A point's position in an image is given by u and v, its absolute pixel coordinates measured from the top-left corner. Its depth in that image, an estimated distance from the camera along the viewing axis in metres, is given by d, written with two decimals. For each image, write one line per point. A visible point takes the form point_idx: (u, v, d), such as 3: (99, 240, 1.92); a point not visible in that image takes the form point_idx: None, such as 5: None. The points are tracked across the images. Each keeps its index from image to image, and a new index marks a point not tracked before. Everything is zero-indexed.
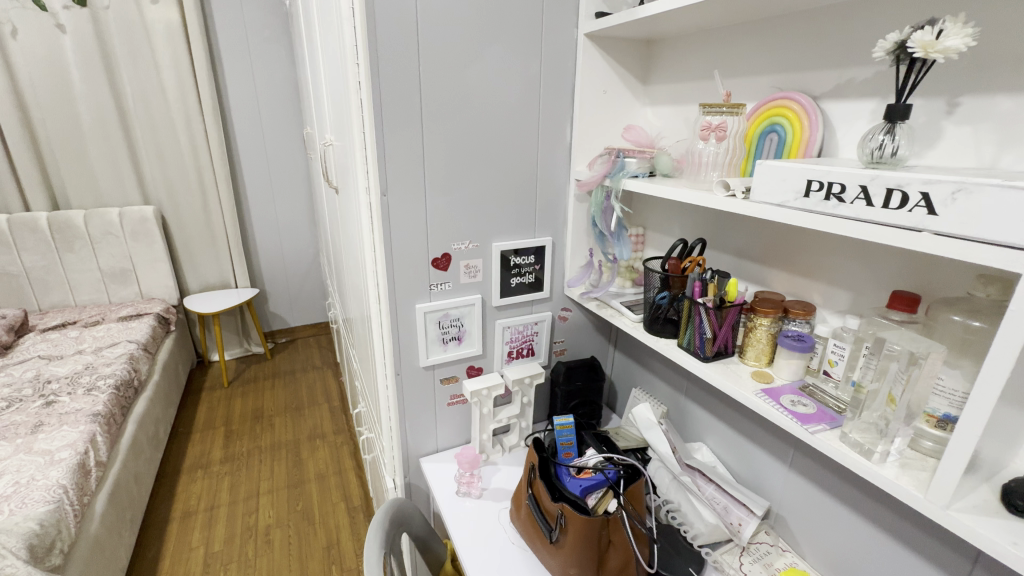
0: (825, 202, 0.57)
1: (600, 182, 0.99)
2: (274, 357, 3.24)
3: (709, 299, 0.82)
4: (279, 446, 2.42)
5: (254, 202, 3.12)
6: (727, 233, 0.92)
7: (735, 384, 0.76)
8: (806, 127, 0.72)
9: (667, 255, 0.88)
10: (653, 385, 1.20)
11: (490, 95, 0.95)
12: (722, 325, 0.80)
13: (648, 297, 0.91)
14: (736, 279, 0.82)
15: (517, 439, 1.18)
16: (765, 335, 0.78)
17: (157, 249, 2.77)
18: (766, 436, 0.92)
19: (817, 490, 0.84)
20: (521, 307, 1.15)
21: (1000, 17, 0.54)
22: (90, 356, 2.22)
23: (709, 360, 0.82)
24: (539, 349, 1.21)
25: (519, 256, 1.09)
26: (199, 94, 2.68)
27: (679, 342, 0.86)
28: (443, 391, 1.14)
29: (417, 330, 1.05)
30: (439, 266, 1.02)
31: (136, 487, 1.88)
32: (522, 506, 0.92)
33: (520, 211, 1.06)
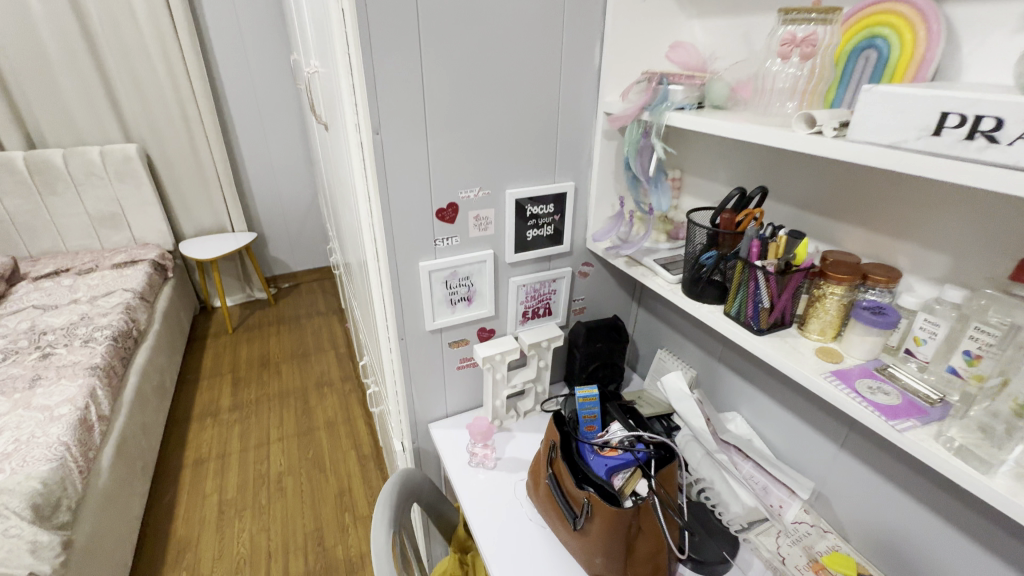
0: (965, 143, 0.43)
1: (638, 117, 0.81)
2: (278, 303, 3.17)
3: (770, 262, 0.67)
4: (287, 393, 2.40)
5: (244, 138, 2.91)
6: (788, 179, 0.77)
7: (797, 364, 0.64)
8: (919, 38, 0.55)
9: (720, 207, 0.72)
10: (681, 348, 1.09)
11: (504, 7, 0.76)
12: (782, 294, 0.68)
13: (691, 256, 0.78)
14: (807, 240, 0.67)
15: (532, 404, 1.10)
16: (835, 306, 0.66)
17: (145, 191, 2.61)
18: (815, 413, 0.82)
19: (874, 474, 0.76)
20: (538, 263, 1.02)
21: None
22: (85, 306, 2.15)
23: (763, 333, 0.70)
24: (557, 308, 1.10)
25: (537, 205, 0.95)
26: (172, 15, 2.40)
27: (726, 310, 0.74)
28: (452, 355, 1.04)
29: (421, 290, 0.93)
30: (445, 219, 0.89)
31: (144, 437, 1.86)
32: (541, 484, 0.84)
33: (539, 151, 0.90)
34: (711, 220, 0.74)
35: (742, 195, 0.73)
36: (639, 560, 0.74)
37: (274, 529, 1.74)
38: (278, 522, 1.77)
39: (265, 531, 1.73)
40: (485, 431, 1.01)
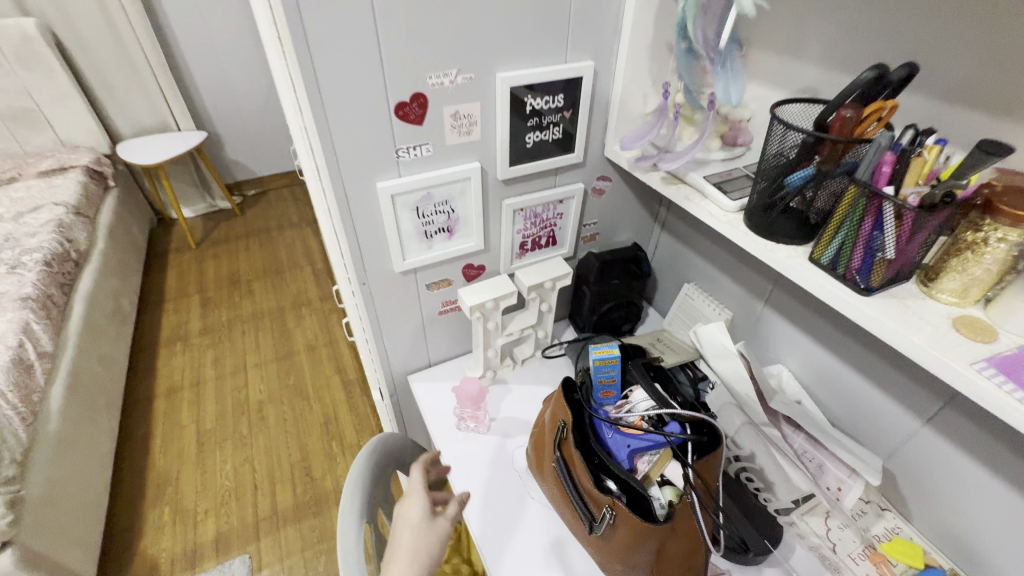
0: None
1: None
2: (244, 213, 2.87)
3: (913, 194, 0.43)
4: (262, 314, 2.22)
5: (173, 11, 2.38)
6: (934, 48, 0.49)
7: (932, 346, 0.44)
8: None
9: (836, 102, 0.45)
10: (714, 284, 0.89)
11: None
12: (914, 238, 0.45)
13: (768, 172, 0.54)
14: (982, 169, 0.40)
15: (532, 350, 0.92)
16: (997, 259, 0.43)
17: (60, 80, 2.17)
18: (895, 381, 0.64)
19: (967, 459, 0.60)
20: (540, 179, 0.77)
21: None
22: (10, 224, 1.85)
23: (871, 291, 0.49)
24: (563, 235, 0.87)
25: (541, 98, 0.67)
26: None
27: (815, 256, 0.52)
28: (432, 299, 0.83)
29: (384, 222, 0.69)
30: (410, 119, 0.61)
31: (104, 370, 1.70)
32: (545, 463, 0.68)
33: (544, 12, 0.61)
34: (818, 120, 0.46)
35: (878, 78, 0.43)
36: (670, 564, 0.59)
37: (259, 460, 1.66)
38: (262, 452, 1.68)
39: (248, 463, 1.65)
40: (474, 399, 0.81)
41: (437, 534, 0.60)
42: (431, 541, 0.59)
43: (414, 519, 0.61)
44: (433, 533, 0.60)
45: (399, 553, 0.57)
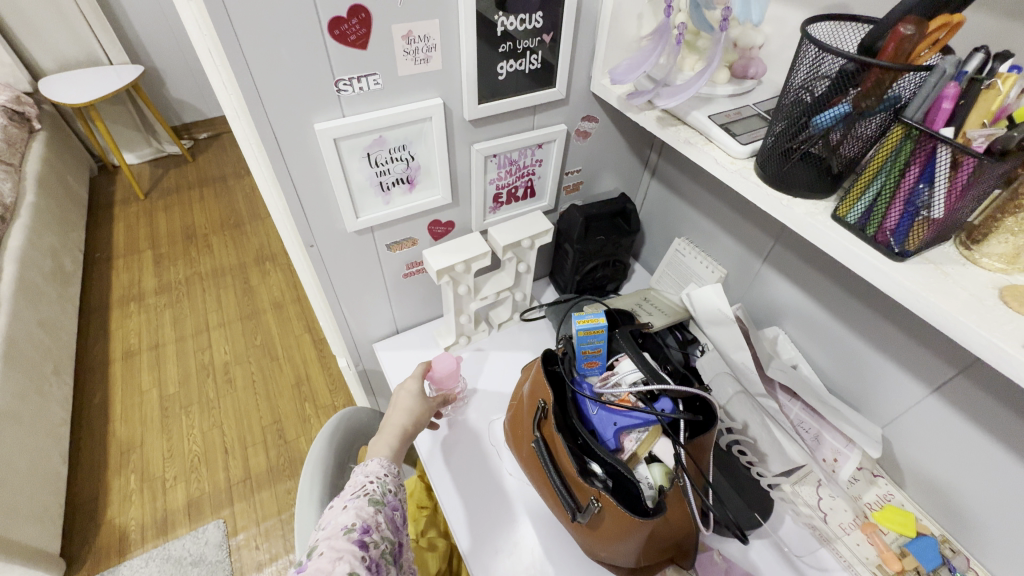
0: None
1: None
2: (197, 159, 2.63)
3: (982, 136, 0.35)
4: (223, 271, 2.08)
5: None
6: None
7: (981, 325, 0.37)
8: None
9: (896, 15, 0.35)
10: (709, 239, 0.81)
11: None
12: (970, 192, 0.37)
13: (791, 110, 0.44)
14: None
15: (510, 314, 0.85)
16: None
17: None
18: (903, 348, 0.59)
19: (972, 432, 0.55)
20: (515, 119, 0.66)
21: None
22: None
23: (907, 256, 0.41)
24: (543, 185, 0.76)
25: (516, 17, 0.55)
26: None
27: (839, 213, 0.44)
28: (394, 261, 0.73)
29: (328, 174, 0.58)
30: (350, 42, 0.49)
31: (47, 336, 1.57)
32: (523, 443, 0.62)
33: None
34: (869, 41, 0.37)
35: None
36: (659, 545, 0.55)
37: (228, 424, 1.59)
38: (231, 416, 1.61)
39: (217, 428, 1.58)
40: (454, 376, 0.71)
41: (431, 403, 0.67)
42: (424, 410, 0.65)
43: (410, 386, 0.67)
44: (426, 407, 0.66)
45: (396, 410, 0.64)
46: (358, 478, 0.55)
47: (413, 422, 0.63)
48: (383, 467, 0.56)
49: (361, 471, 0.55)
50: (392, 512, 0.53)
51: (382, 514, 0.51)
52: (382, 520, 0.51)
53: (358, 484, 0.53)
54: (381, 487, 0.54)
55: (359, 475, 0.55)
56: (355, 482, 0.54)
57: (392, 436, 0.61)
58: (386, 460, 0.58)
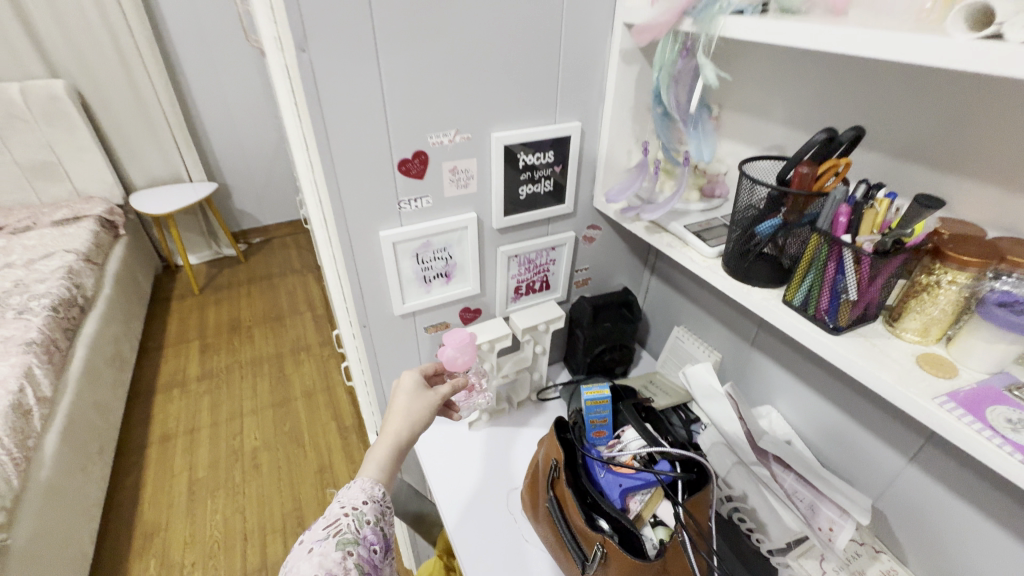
0: None
1: (676, 27, 0.58)
2: (248, 260, 2.93)
3: (868, 239, 0.48)
4: (261, 360, 2.23)
5: (192, 73, 2.51)
6: (886, 113, 0.54)
7: (900, 385, 0.46)
8: None
9: (794, 157, 0.50)
10: (704, 327, 0.92)
11: None
12: (875, 281, 0.49)
13: (739, 222, 0.59)
14: (929, 213, 0.46)
15: (527, 393, 0.94)
16: (952, 298, 0.47)
17: (82, 137, 2.26)
18: (878, 419, 0.66)
19: (952, 498, 0.60)
20: (534, 227, 0.82)
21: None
22: (20, 270, 1.90)
23: (841, 331, 0.52)
24: (556, 280, 0.91)
25: (533, 154, 0.73)
26: None
27: (787, 298, 0.56)
28: (430, 342, 0.86)
29: (385, 268, 0.73)
30: (412, 173, 0.67)
31: (99, 416, 1.70)
32: (539, 505, 0.68)
33: (536, 78, 0.67)
34: (780, 175, 0.52)
35: (828, 139, 0.49)
36: None
37: (250, 509, 1.63)
38: (253, 501, 1.65)
39: (239, 513, 1.62)
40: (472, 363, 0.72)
41: (431, 404, 0.63)
42: (420, 410, 0.62)
43: (407, 387, 0.64)
44: (425, 406, 0.62)
45: (392, 415, 0.61)
46: (335, 507, 0.53)
47: (409, 430, 0.60)
48: (363, 494, 0.54)
49: (339, 500, 0.53)
50: (369, 549, 0.51)
51: (352, 556, 0.48)
52: (351, 564, 0.48)
53: (332, 518, 0.51)
54: (356, 522, 0.51)
55: (337, 505, 0.53)
56: (331, 515, 0.52)
57: (383, 449, 0.58)
58: (371, 483, 0.55)
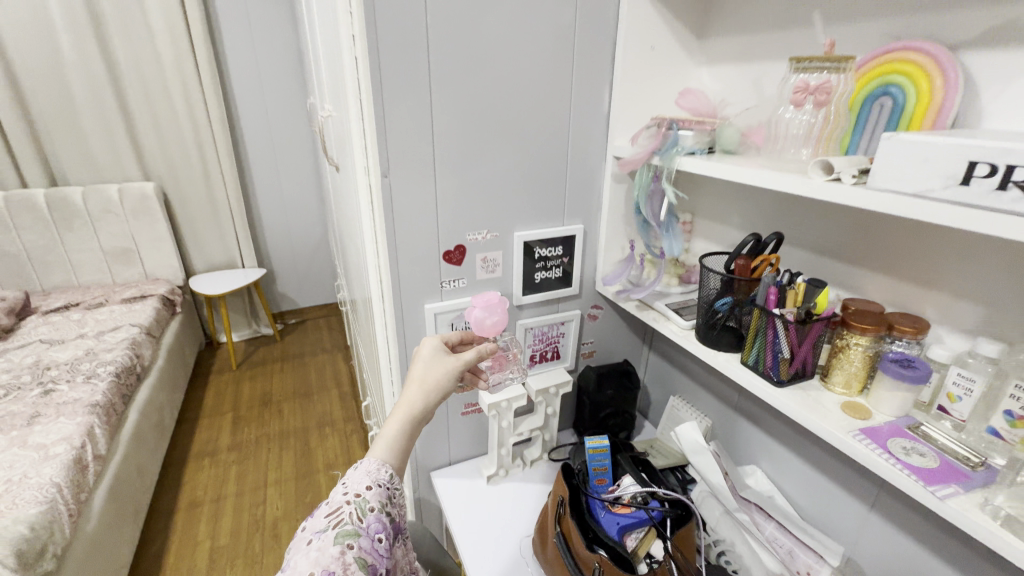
0: (997, 193, 0.40)
1: (648, 161, 0.80)
2: (283, 339, 3.15)
3: (789, 311, 0.64)
4: (287, 433, 2.35)
5: (259, 177, 2.93)
6: (808, 222, 0.73)
7: (823, 420, 0.60)
8: (937, 87, 0.53)
9: (733, 252, 0.70)
10: (696, 396, 1.05)
11: (516, 49, 0.77)
12: (803, 343, 0.64)
13: (705, 300, 0.76)
14: (828, 287, 0.64)
15: (540, 452, 1.06)
16: (860, 357, 0.62)
17: (160, 228, 2.60)
18: (842, 471, 0.76)
19: (909, 542, 0.69)
20: (547, 305, 1.00)
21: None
22: (91, 340, 2.14)
23: (784, 384, 0.66)
24: (566, 351, 1.07)
25: (546, 248, 0.93)
26: (197, 62, 2.45)
27: (744, 358, 0.71)
28: (457, 400, 1.00)
29: (427, 334, 0.91)
30: (452, 260, 0.87)
31: (139, 480, 1.80)
32: (548, 542, 0.79)
33: (549, 193, 0.89)
34: (726, 265, 0.71)
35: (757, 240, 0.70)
36: None
37: None
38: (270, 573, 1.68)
39: None
40: (501, 324, 0.78)
41: (446, 371, 0.66)
42: (435, 379, 0.65)
43: (425, 357, 0.68)
44: (441, 375, 0.66)
45: (410, 386, 0.64)
46: (337, 495, 0.53)
47: (423, 400, 0.63)
48: (367, 480, 0.54)
49: (341, 488, 0.53)
50: (372, 538, 0.50)
51: (351, 550, 0.48)
52: (350, 561, 0.47)
53: (335, 507, 0.51)
54: (356, 512, 0.51)
55: (341, 491, 0.53)
56: (332, 504, 0.51)
57: (396, 423, 0.61)
58: (377, 465, 0.56)
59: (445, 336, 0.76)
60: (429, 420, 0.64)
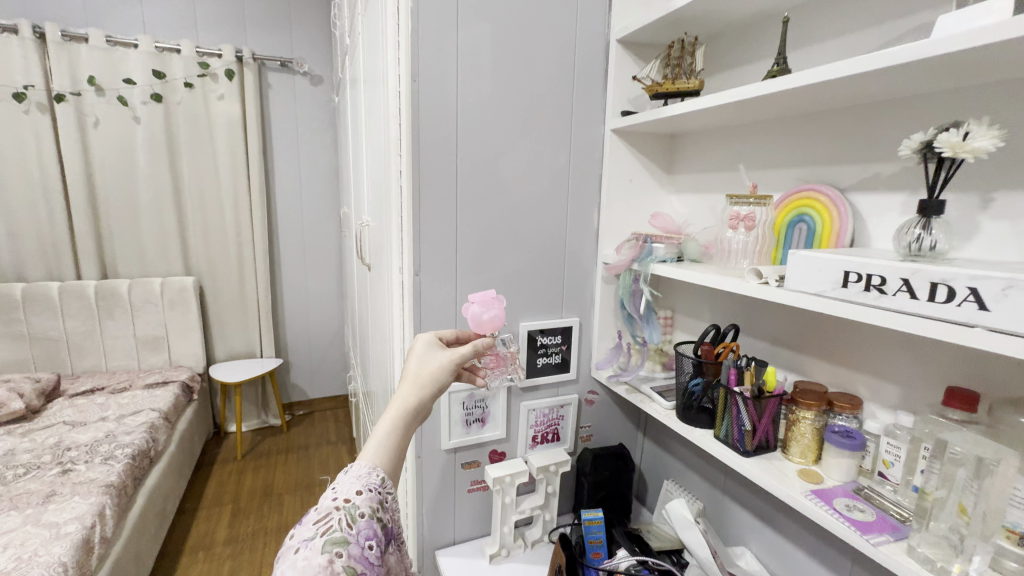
0: (865, 293, 0.56)
1: (629, 266, 0.99)
2: (290, 430, 3.18)
3: (746, 388, 0.78)
4: (285, 528, 2.31)
5: (288, 274, 3.19)
6: (763, 318, 0.89)
7: (782, 484, 0.70)
8: (835, 218, 0.72)
9: (699, 340, 0.85)
10: (688, 479, 1.12)
11: (523, 181, 0.99)
12: (762, 417, 0.76)
13: (681, 383, 0.89)
14: (774, 368, 0.80)
15: (540, 533, 1.11)
16: (809, 429, 0.74)
17: (191, 318, 2.78)
18: (818, 545, 0.83)
19: None
20: (548, 389, 1.12)
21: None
22: (112, 423, 2.22)
23: (749, 454, 0.77)
24: (565, 433, 1.16)
25: (546, 337, 1.08)
26: (250, 177, 2.85)
27: (717, 433, 0.82)
28: (464, 476, 1.08)
29: (440, 411, 1.02)
30: None
31: (135, 569, 1.78)
32: None
33: (550, 290, 1.07)
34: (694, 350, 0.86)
35: (717, 331, 0.86)
36: None
37: None
38: None
39: None
40: (498, 319, 0.78)
41: (440, 366, 0.68)
42: (428, 376, 0.66)
43: (419, 353, 0.69)
44: (435, 371, 0.67)
45: (405, 383, 0.65)
46: (327, 501, 0.54)
47: (416, 397, 0.64)
48: (357, 486, 0.55)
49: (331, 493, 0.55)
50: (362, 545, 0.52)
51: (341, 558, 0.49)
52: (339, 567, 0.49)
53: (325, 513, 0.52)
54: (346, 518, 0.52)
55: (330, 496, 0.54)
56: (322, 510, 0.53)
57: (387, 422, 0.62)
58: (367, 470, 0.58)
59: (441, 333, 0.78)
60: (422, 417, 0.65)
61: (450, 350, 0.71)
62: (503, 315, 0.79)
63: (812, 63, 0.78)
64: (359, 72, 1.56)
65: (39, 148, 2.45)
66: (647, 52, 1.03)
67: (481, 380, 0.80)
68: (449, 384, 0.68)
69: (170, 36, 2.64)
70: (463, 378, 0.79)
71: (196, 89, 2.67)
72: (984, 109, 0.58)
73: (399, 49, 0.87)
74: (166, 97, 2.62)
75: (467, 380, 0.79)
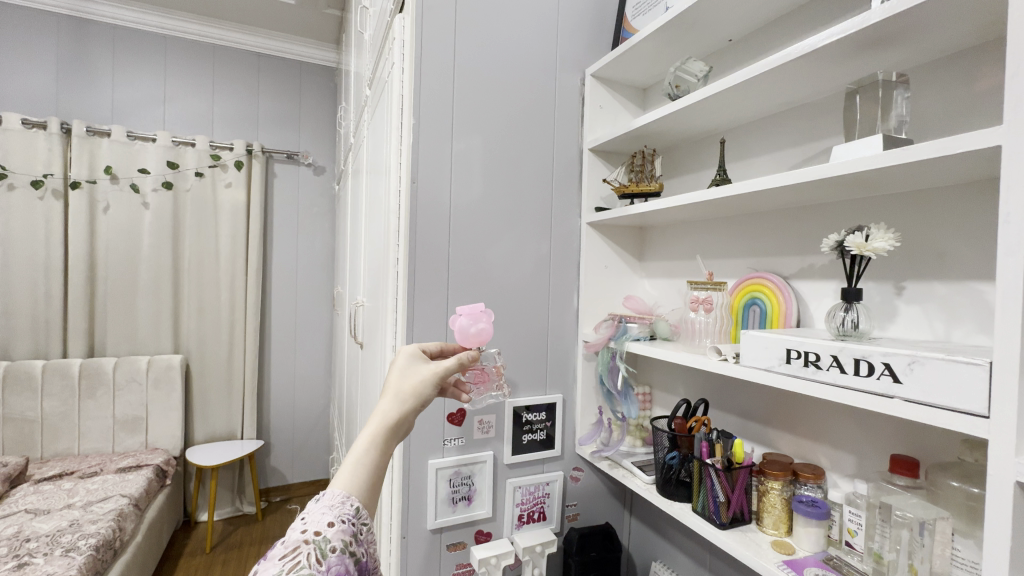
0: (805, 367, 0.65)
1: (606, 344, 1.09)
2: (264, 519, 3.00)
3: (717, 460, 0.83)
4: None
5: (277, 352, 3.20)
6: (730, 393, 0.97)
7: (757, 556, 0.73)
8: (782, 301, 0.81)
9: (673, 414, 0.92)
10: (675, 559, 1.12)
11: (508, 266, 1.09)
12: (734, 489, 0.80)
13: (659, 457, 0.93)
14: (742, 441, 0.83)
15: None
16: (778, 500, 0.78)
17: (174, 397, 2.74)
18: None
19: None
20: (533, 466, 1.15)
21: (922, 215, 0.66)
22: (77, 511, 2.09)
23: (725, 526, 0.80)
24: (551, 513, 1.16)
25: (531, 413, 1.13)
26: (247, 257, 2.97)
27: (695, 506, 0.85)
28: (449, 560, 1.07)
29: (427, 488, 1.03)
30: (454, 422, 1.05)
31: None
32: None
33: (534, 367, 1.13)
34: (668, 424, 0.92)
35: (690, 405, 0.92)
36: None
37: None
38: None
39: None
40: (485, 332, 0.81)
41: (422, 378, 0.69)
42: (408, 393, 0.67)
43: (401, 364, 0.71)
44: (415, 387, 0.68)
45: (385, 398, 0.66)
46: (294, 533, 0.53)
47: (397, 412, 0.65)
48: (329, 517, 0.55)
49: (301, 525, 0.54)
50: None
51: None
52: None
53: (293, 546, 0.52)
54: (315, 553, 0.52)
55: (299, 529, 0.54)
56: (289, 544, 0.52)
57: (366, 438, 0.63)
58: (341, 498, 0.57)
59: (426, 346, 0.82)
60: (402, 432, 0.65)
61: (432, 364, 0.73)
62: (490, 328, 0.82)
63: (751, 173, 0.92)
64: (362, 164, 1.73)
65: (47, 230, 2.55)
66: (614, 158, 1.20)
67: (467, 397, 0.81)
68: (431, 398, 0.69)
69: (187, 132, 2.88)
70: (448, 394, 0.80)
71: (206, 178, 2.86)
72: (885, 214, 0.71)
73: (401, 154, 1.01)
74: (177, 185, 2.80)
75: (452, 397, 0.80)
